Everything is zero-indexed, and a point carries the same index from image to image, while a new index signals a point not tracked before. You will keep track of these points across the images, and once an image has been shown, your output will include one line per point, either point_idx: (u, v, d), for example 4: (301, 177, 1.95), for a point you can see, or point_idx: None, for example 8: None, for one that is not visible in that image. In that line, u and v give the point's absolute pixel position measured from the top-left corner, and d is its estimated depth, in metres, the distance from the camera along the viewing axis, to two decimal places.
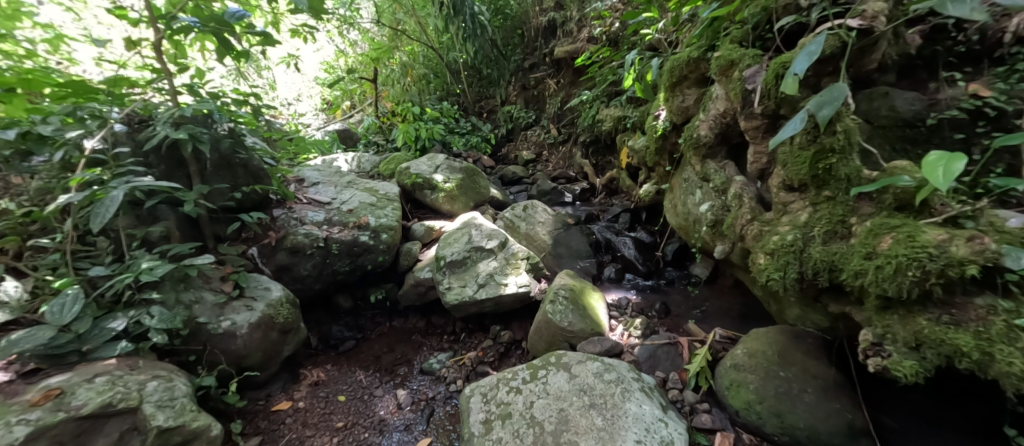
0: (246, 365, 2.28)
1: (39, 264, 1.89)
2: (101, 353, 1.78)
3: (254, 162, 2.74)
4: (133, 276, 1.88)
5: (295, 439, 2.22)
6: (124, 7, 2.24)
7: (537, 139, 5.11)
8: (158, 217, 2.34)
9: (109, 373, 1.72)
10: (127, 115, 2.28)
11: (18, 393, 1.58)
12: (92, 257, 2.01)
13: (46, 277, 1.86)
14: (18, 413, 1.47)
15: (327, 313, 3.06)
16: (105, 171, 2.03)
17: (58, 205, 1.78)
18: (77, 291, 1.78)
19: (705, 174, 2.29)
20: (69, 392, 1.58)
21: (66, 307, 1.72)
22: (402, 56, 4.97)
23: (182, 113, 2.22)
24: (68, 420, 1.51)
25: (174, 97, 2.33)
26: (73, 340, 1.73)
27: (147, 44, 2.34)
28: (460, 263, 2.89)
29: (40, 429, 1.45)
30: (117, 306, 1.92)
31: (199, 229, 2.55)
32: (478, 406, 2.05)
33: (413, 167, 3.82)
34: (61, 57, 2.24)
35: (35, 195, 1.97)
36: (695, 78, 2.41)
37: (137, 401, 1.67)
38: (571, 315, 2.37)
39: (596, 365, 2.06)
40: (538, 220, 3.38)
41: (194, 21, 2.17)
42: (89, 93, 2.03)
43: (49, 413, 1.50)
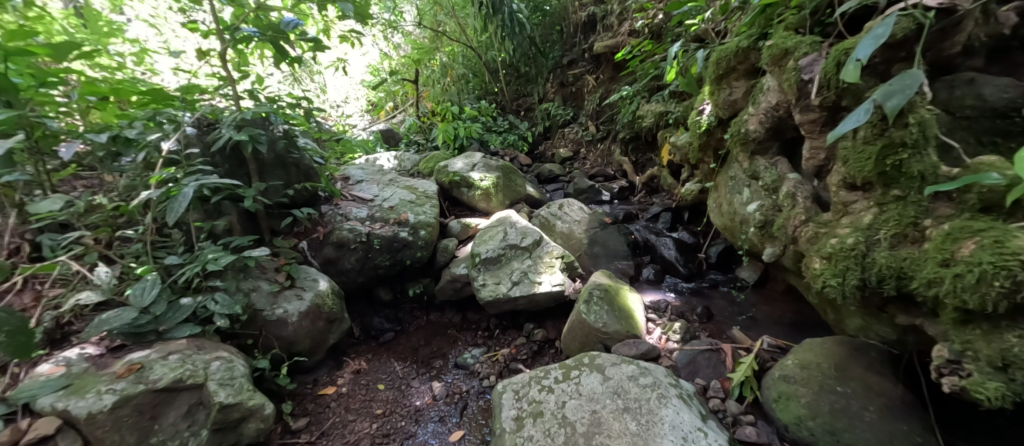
0: (296, 350, 2.37)
1: (126, 252, 2.04)
2: (175, 334, 1.90)
3: (306, 161, 2.84)
4: (201, 265, 2.01)
5: (339, 423, 2.28)
6: (196, 21, 2.37)
7: (574, 136, 4.99)
8: (222, 211, 2.46)
9: (181, 351, 1.84)
10: (197, 118, 2.40)
11: (108, 366, 1.73)
12: (168, 247, 2.13)
13: (131, 264, 2.01)
14: (106, 383, 1.61)
15: (368, 305, 3.12)
16: (179, 170, 2.15)
17: (139, 201, 1.90)
18: (154, 276, 1.92)
19: (753, 172, 2.16)
20: (148, 367, 1.72)
21: (147, 290, 1.88)
22: (441, 58, 5.11)
23: (244, 117, 2.33)
24: (147, 391, 1.64)
25: (237, 102, 2.45)
26: (151, 320, 1.85)
27: (215, 54, 2.46)
28: (494, 260, 2.87)
29: (124, 398, 1.59)
30: (188, 291, 2.06)
31: (257, 222, 2.67)
32: (510, 402, 2.02)
33: (451, 166, 3.85)
34: (146, 68, 2.45)
35: (123, 192, 2.10)
36: (744, 69, 2.27)
37: (203, 378, 1.79)
38: (606, 316, 2.30)
39: (632, 368, 1.99)
40: (574, 219, 3.30)
41: (253, 31, 2.28)
42: (166, 100, 2.23)
43: (132, 384, 1.64)
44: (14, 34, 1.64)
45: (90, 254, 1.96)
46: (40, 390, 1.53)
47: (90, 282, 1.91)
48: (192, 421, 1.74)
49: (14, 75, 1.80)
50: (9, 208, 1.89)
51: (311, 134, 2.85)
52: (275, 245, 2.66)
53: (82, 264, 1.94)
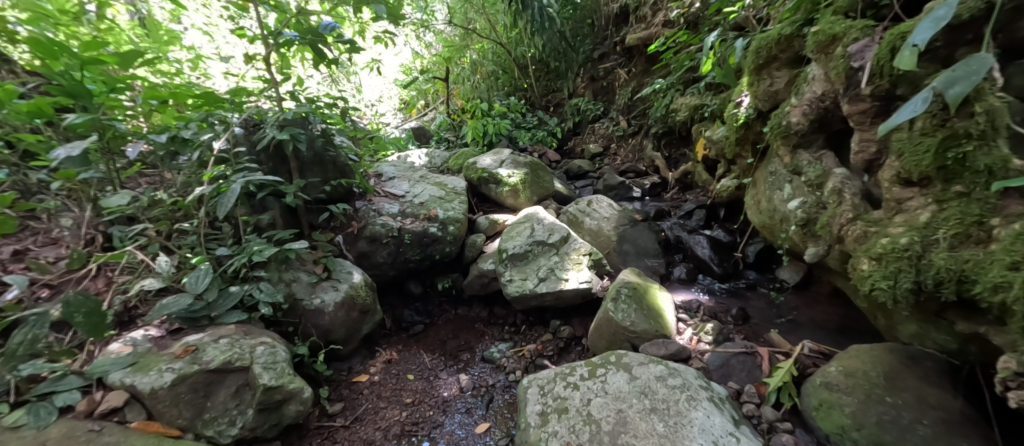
0: (332, 339, 2.43)
1: (183, 244, 2.17)
2: (226, 319, 2.01)
3: (342, 158, 2.90)
4: (246, 256, 2.10)
5: (371, 409, 2.32)
6: (243, 27, 2.46)
7: (605, 132, 4.83)
8: (266, 206, 2.55)
9: (230, 335, 1.95)
10: (245, 120, 2.50)
11: (167, 346, 1.87)
12: (219, 239, 2.25)
13: (187, 255, 2.13)
14: (166, 362, 1.76)
15: (399, 298, 3.16)
16: (229, 168, 2.25)
17: (193, 197, 2.02)
18: (208, 266, 2.00)
19: (795, 167, 2.05)
20: (201, 349, 1.85)
21: (201, 279, 1.95)
22: (471, 55, 5.14)
23: (285, 117, 2.42)
24: (200, 372, 1.77)
25: (280, 103, 2.54)
26: (203, 307, 1.99)
27: (260, 58, 2.54)
28: (521, 256, 2.84)
29: (181, 377, 1.73)
30: (234, 280, 2.15)
31: (297, 218, 2.74)
32: (535, 397, 1.99)
33: (479, 162, 3.84)
34: (200, 73, 2.72)
35: (181, 188, 2.25)
36: (786, 58, 2.16)
37: (249, 361, 1.88)
38: (634, 314, 2.24)
39: (660, 368, 1.92)
40: (603, 215, 3.23)
41: (294, 35, 2.36)
42: (217, 102, 2.28)
43: (188, 364, 1.78)
44: (89, 44, 1.76)
45: (152, 245, 2.11)
46: (111, 366, 1.69)
47: (152, 270, 2.05)
48: (239, 401, 1.85)
49: (90, 82, 1.94)
50: (84, 201, 2.08)
51: (347, 132, 2.91)
52: (314, 239, 2.73)
53: (146, 253, 2.09)
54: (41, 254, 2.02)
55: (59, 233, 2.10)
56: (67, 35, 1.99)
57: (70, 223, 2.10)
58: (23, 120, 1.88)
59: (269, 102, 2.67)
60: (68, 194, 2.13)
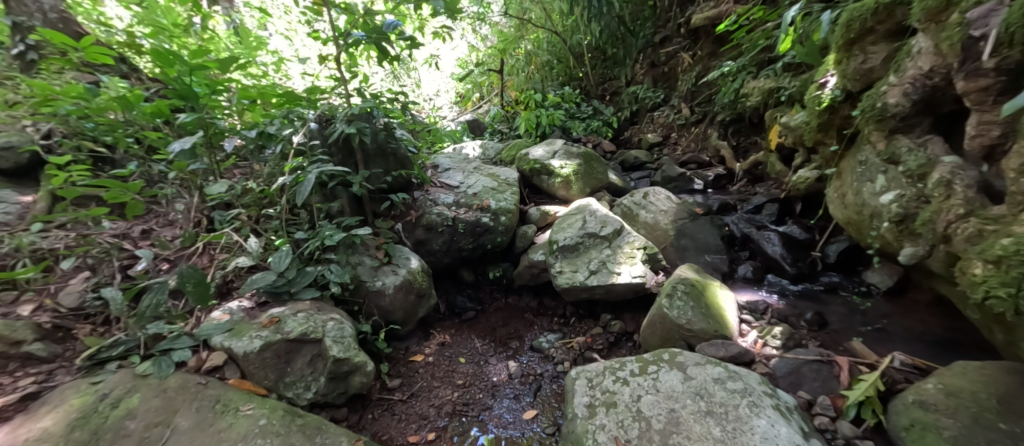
0: (392, 320, 2.51)
1: (268, 229, 2.34)
2: (303, 295, 2.15)
3: (402, 150, 2.95)
4: (320, 240, 2.23)
5: (425, 388, 2.37)
6: (318, 29, 2.58)
7: (665, 120, 4.58)
8: (336, 195, 2.62)
9: (306, 310, 2.08)
10: (320, 115, 2.59)
11: (256, 316, 2.03)
12: (297, 224, 2.41)
13: (273, 238, 2.30)
14: (256, 331, 1.93)
15: (452, 284, 3.18)
16: (305, 159, 2.37)
17: (277, 185, 2.17)
18: (288, 247, 2.15)
19: (891, 155, 1.81)
20: (284, 321, 1.99)
21: (282, 259, 2.11)
22: (526, 46, 5.10)
23: (353, 112, 2.50)
24: (282, 341, 1.91)
25: (348, 99, 2.64)
26: (286, 283, 2.13)
27: (331, 58, 2.64)
28: (572, 248, 2.77)
29: (268, 343, 1.88)
30: (310, 261, 2.28)
31: (361, 206, 2.83)
32: (582, 389, 1.90)
33: (531, 153, 3.78)
34: (281, 75, 3.04)
35: (266, 179, 2.42)
36: (885, 30, 1.90)
37: (321, 334, 1.99)
38: (692, 313, 2.10)
39: (718, 370, 1.79)
40: (660, 208, 3.07)
41: (360, 35, 2.43)
42: (295, 101, 2.45)
43: (273, 333, 1.93)
44: (196, 53, 1.95)
45: (244, 229, 2.32)
46: (214, 330, 1.88)
47: (245, 249, 2.25)
48: (313, 369, 1.95)
49: (199, 87, 2.14)
50: (192, 189, 2.32)
51: (406, 125, 2.98)
52: (377, 226, 2.81)
53: (240, 235, 2.29)
54: (161, 233, 2.37)
55: (174, 216, 2.46)
56: (178, 44, 2.46)
57: (184, 208, 2.38)
58: (149, 120, 2.17)
59: (341, 100, 2.79)
60: (180, 182, 2.40)
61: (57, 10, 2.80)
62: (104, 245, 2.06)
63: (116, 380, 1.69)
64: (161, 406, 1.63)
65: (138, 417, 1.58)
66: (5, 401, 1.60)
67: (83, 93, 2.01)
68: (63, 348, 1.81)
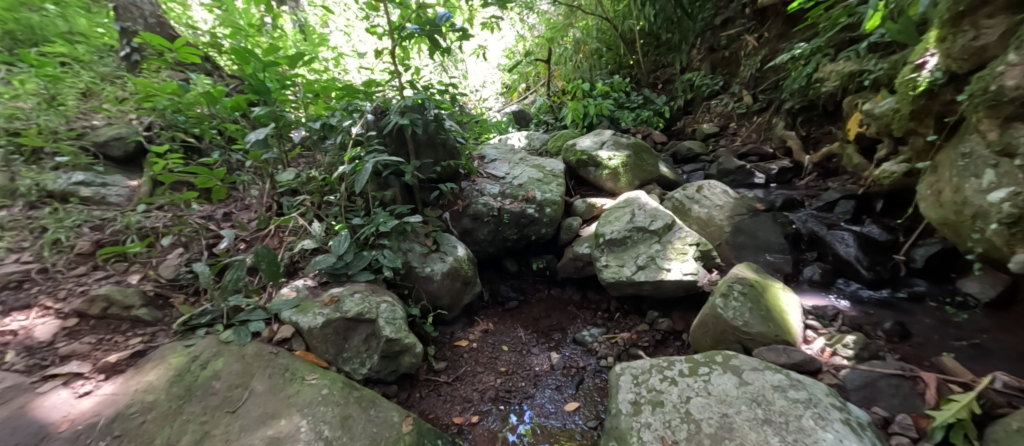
0: (438, 305, 2.59)
1: (328, 214, 2.48)
2: (358, 277, 2.28)
3: (451, 140, 2.99)
4: (375, 226, 2.34)
5: (469, 373, 2.43)
6: (375, 24, 2.67)
7: (723, 110, 4.33)
8: (388, 184, 2.72)
9: (361, 292, 2.20)
10: (376, 107, 2.70)
11: (318, 294, 2.18)
12: (353, 211, 2.53)
13: (333, 224, 2.42)
14: (318, 308, 2.06)
15: (496, 274, 3.21)
16: (362, 150, 2.48)
17: (339, 173, 2.30)
18: (347, 232, 2.27)
19: (1003, 147, 1.68)
20: (343, 300, 2.13)
21: (341, 242, 2.24)
22: (575, 34, 4.98)
23: (406, 104, 2.58)
24: (341, 319, 2.04)
25: (402, 91, 2.73)
26: (344, 265, 2.27)
27: (386, 52, 2.76)
28: (619, 242, 2.72)
29: (328, 321, 2.02)
30: (365, 246, 2.40)
31: (412, 194, 2.91)
32: (627, 386, 1.87)
33: (579, 144, 3.73)
34: (339, 68, 3.25)
35: (327, 168, 2.57)
36: (1003, 2, 1.75)
37: (374, 315, 2.10)
38: (749, 315, 2.01)
39: (779, 378, 1.72)
40: (715, 203, 2.94)
41: (415, 28, 2.50)
42: (354, 94, 2.61)
43: (333, 312, 2.06)
44: (267, 51, 2.12)
45: (308, 214, 2.48)
46: (283, 306, 2.06)
47: (309, 232, 2.42)
48: (368, 346, 2.07)
49: (269, 81, 2.31)
50: (265, 177, 2.53)
51: (455, 117, 3.00)
52: (426, 215, 2.90)
53: (304, 219, 2.46)
54: (239, 216, 2.59)
55: (249, 200, 2.68)
56: (253, 43, 2.66)
57: (256, 193, 2.58)
58: (229, 113, 2.36)
59: (393, 91, 2.86)
60: (254, 170, 2.61)
61: (155, 15, 3.28)
62: (195, 225, 2.33)
63: (204, 345, 1.88)
64: (241, 371, 1.80)
65: (222, 378, 1.76)
66: (119, 357, 1.81)
67: (177, 90, 2.22)
68: (163, 314, 2.05)
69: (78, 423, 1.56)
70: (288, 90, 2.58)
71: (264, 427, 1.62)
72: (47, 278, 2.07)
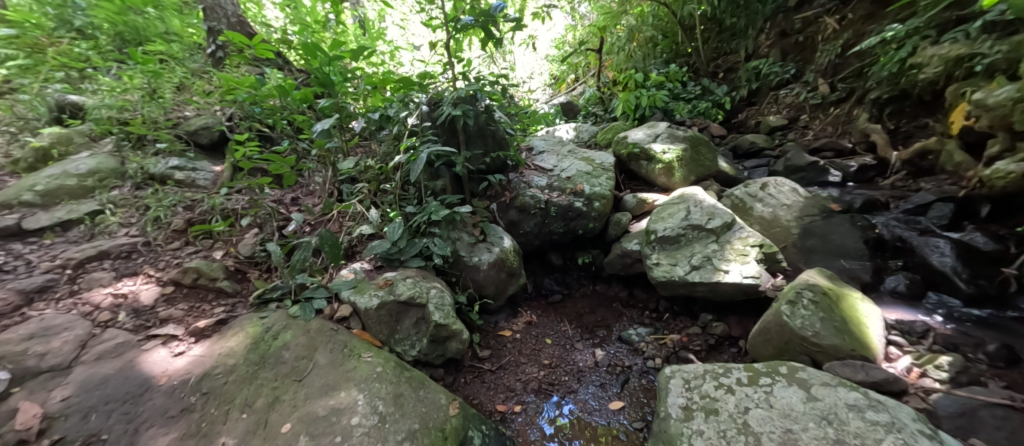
0: (484, 294, 2.65)
1: (383, 201, 2.59)
2: (409, 263, 2.38)
3: (500, 131, 3.02)
4: (426, 215, 2.41)
5: (512, 363, 2.47)
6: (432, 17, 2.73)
7: (792, 101, 4.04)
8: (439, 175, 2.80)
9: (413, 277, 2.30)
10: (430, 98, 2.77)
11: (373, 277, 2.30)
12: (405, 199, 2.62)
13: (389, 212, 2.53)
14: (374, 291, 2.18)
15: (540, 267, 3.21)
16: (416, 140, 2.56)
17: (395, 162, 2.40)
18: (401, 219, 2.36)
19: None
20: (396, 284, 2.23)
21: (395, 230, 2.32)
22: (629, 22, 4.83)
23: (459, 96, 2.63)
24: (394, 303, 2.14)
25: (455, 82, 2.78)
26: (397, 251, 2.37)
27: (441, 43, 2.82)
28: (672, 239, 2.64)
29: (382, 303, 2.13)
30: (417, 234, 2.49)
31: (462, 184, 2.96)
32: (677, 390, 1.83)
33: (630, 136, 3.63)
34: (394, 60, 3.37)
35: (382, 158, 2.70)
36: None
37: (425, 300, 2.19)
38: (819, 325, 1.88)
39: (855, 396, 1.61)
40: (781, 202, 2.78)
41: (469, 19, 2.53)
42: (408, 86, 2.66)
43: (388, 295, 2.16)
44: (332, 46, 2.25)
45: (365, 201, 2.60)
46: (343, 286, 2.19)
47: (366, 218, 2.54)
48: (418, 330, 2.17)
49: (334, 75, 2.44)
50: (328, 165, 2.68)
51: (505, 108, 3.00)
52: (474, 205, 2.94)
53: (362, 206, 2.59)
54: (305, 201, 2.78)
55: (314, 187, 2.87)
56: (319, 38, 2.81)
57: (321, 180, 2.76)
58: (298, 105, 2.52)
59: (445, 82, 2.90)
60: (319, 159, 2.78)
61: (237, 15, 3.57)
62: (268, 208, 2.54)
63: (275, 318, 2.05)
64: (307, 343, 1.94)
65: (291, 349, 1.92)
66: (207, 323, 2.03)
67: (254, 84, 2.40)
68: (242, 286, 2.25)
69: (174, 379, 1.78)
70: (349, 83, 2.72)
71: (326, 397, 1.74)
72: (150, 250, 2.35)
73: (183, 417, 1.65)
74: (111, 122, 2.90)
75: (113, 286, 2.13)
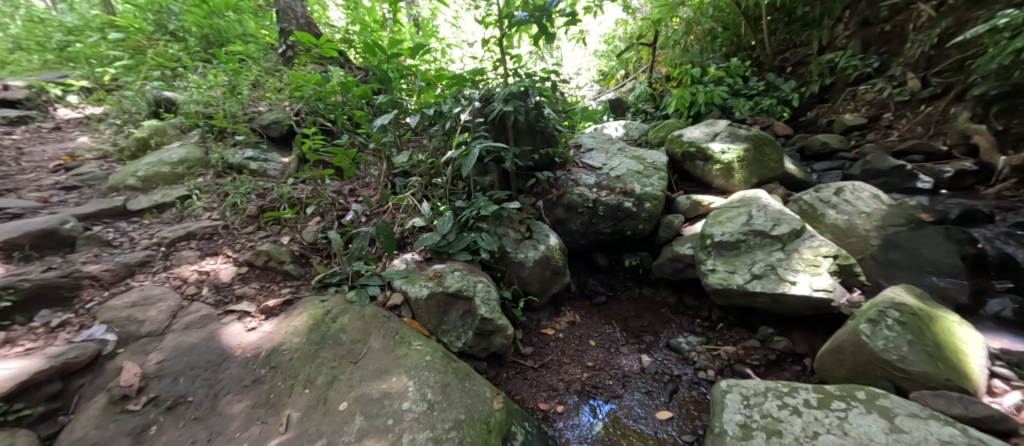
0: (528, 291, 2.63)
1: (434, 195, 2.64)
2: (457, 257, 2.43)
3: (550, 128, 2.99)
4: (475, 210, 2.44)
5: (554, 362, 2.44)
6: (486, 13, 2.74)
7: (873, 98, 3.69)
8: (488, 170, 2.80)
9: (461, 270, 2.34)
10: (484, 94, 2.76)
11: (423, 268, 2.36)
12: (454, 193, 2.66)
13: (438, 205, 2.58)
14: (424, 281, 2.23)
15: (585, 267, 3.15)
16: (468, 136, 2.58)
17: (447, 156, 2.44)
18: (450, 213, 2.39)
19: None
20: (444, 276, 2.27)
21: (444, 223, 2.36)
22: (685, 13, 4.55)
23: (512, 92, 2.61)
24: (442, 294, 2.18)
25: (507, 78, 2.78)
26: (446, 244, 2.43)
27: (494, 40, 2.83)
28: (731, 245, 2.50)
29: (431, 294, 2.17)
30: (466, 228, 2.52)
31: (509, 180, 2.95)
32: (735, 406, 1.73)
33: (686, 134, 3.46)
34: (444, 57, 3.42)
35: (434, 152, 2.77)
36: None
37: (472, 293, 2.21)
38: (906, 349, 1.70)
39: (952, 433, 1.43)
40: (859, 210, 2.56)
41: (525, 15, 2.50)
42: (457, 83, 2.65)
43: (436, 286, 2.21)
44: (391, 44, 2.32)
45: (417, 194, 2.67)
46: (394, 275, 2.26)
47: (417, 211, 2.61)
48: (464, 322, 2.20)
49: (391, 71, 2.58)
50: (383, 158, 2.78)
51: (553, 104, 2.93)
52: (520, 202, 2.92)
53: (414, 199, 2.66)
54: (361, 192, 2.90)
55: (369, 179, 2.99)
56: (376, 37, 2.90)
57: (376, 173, 2.87)
58: (358, 101, 2.62)
59: (496, 78, 2.91)
60: (374, 152, 2.88)
61: (306, 17, 3.75)
62: (330, 198, 2.66)
63: (334, 301, 2.16)
64: (361, 328, 2.03)
65: (347, 332, 2.01)
66: (276, 302, 2.18)
67: (320, 81, 2.56)
68: (306, 271, 2.38)
69: (248, 351, 1.93)
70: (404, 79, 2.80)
71: (378, 381, 1.80)
72: (227, 233, 2.56)
73: (254, 387, 1.80)
74: (199, 115, 3.21)
75: (198, 264, 2.34)
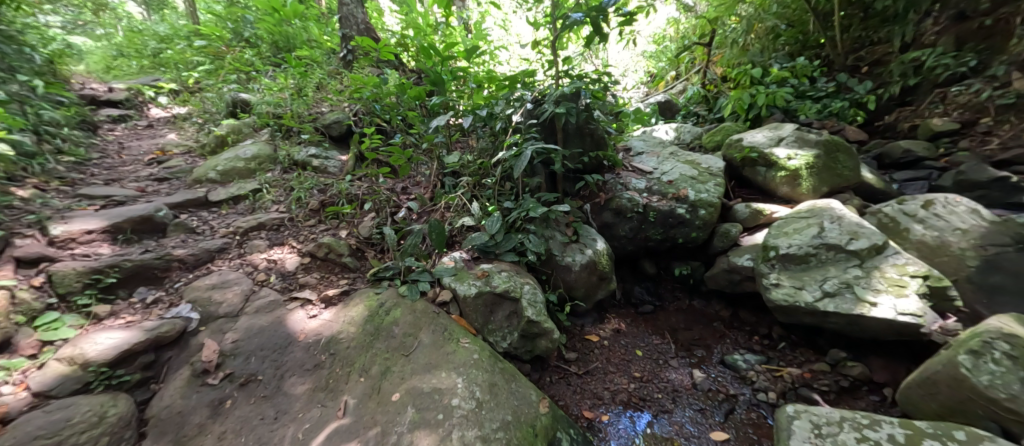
0: (573, 295, 2.59)
1: (483, 195, 2.67)
2: (505, 257, 2.45)
3: (599, 130, 2.93)
4: (525, 211, 2.43)
5: (599, 371, 2.38)
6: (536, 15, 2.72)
7: (966, 100, 3.28)
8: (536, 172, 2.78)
9: (509, 271, 2.34)
10: (536, 96, 2.75)
11: (471, 267, 2.38)
12: (502, 194, 2.68)
13: (488, 205, 2.60)
14: (473, 280, 2.26)
15: (631, 273, 3.04)
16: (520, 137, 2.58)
17: (499, 157, 2.46)
18: (499, 213, 2.39)
19: None
20: (492, 275, 2.29)
21: (494, 223, 2.36)
22: (745, 10, 4.25)
23: (564, 93, 2.57)
24: (489, 294, 2.20)
25: (557, 79, 2.75)
26: (494, 244, 2.44)
27: (545, 42, 2.82)
28: (799, 259, 2.32)
29: (479, 293, 2.20)
30: (514, 229, 2.52)
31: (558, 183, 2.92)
32: (804, 434, 1.59)
33: (747, 138, 3.25)
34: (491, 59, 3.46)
35: (483, 152, 2.80)
36: None
37: (520, 294, 2.21)
38: (1018, 386, 1.49)
39: None
40: (953, 226, 2.29)
41: (580, 16, 2.45)
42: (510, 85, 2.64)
43: (484, 285, 2.22)
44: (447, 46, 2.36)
45: (467, 193, 2.71)
46: (444, 272, 2.30)
47: (467, 210, 2.65)
48: (510, 323, 2.20)
49: (444, 74, 2.68)
50: (434, 158, 2.84)
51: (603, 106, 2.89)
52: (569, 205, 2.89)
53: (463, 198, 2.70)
54: (411, 190, 2.99)
55: (420, 178, 3.07)
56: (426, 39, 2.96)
57: (428, 171, 2.94)
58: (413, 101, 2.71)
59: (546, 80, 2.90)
60: (427, 151, 2.96)
61: (365, 22, 3.96)
62: (386, 195, 2.74)
63: (388, 294, 2.23)
64: (413, 322, 2.08)
65: (400, 325, 2.07)
66: (336, 292, 2.28)
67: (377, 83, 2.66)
68: (361, 264, 2.48)
69: (310, 336, 2.04)
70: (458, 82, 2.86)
71: (428, 375, 1.84)
72: (291, 226, 2.72)
73: (317, 371, 1.91)
74: (270, 115, 3.45)
75: (268, 252, 2.51)
